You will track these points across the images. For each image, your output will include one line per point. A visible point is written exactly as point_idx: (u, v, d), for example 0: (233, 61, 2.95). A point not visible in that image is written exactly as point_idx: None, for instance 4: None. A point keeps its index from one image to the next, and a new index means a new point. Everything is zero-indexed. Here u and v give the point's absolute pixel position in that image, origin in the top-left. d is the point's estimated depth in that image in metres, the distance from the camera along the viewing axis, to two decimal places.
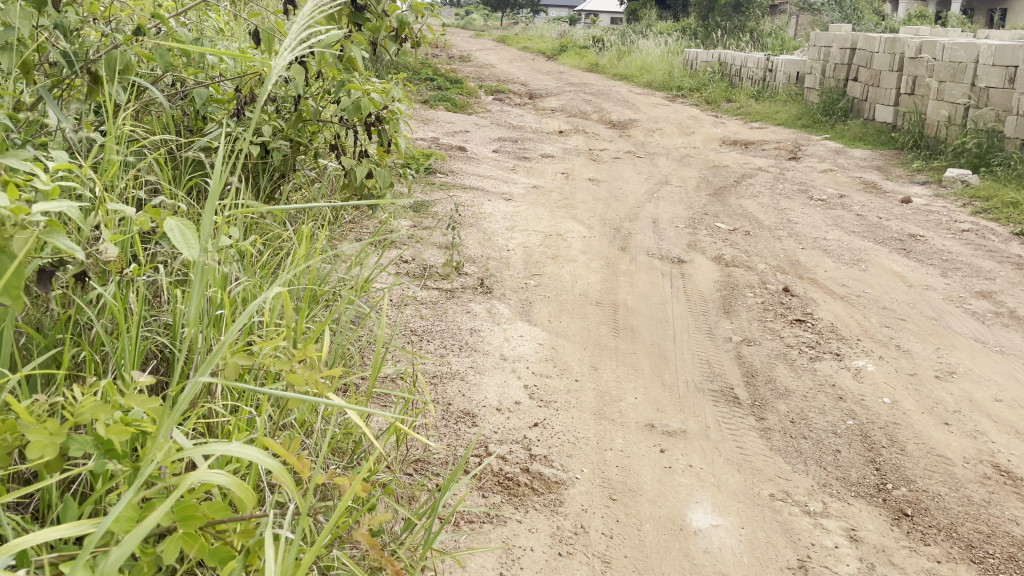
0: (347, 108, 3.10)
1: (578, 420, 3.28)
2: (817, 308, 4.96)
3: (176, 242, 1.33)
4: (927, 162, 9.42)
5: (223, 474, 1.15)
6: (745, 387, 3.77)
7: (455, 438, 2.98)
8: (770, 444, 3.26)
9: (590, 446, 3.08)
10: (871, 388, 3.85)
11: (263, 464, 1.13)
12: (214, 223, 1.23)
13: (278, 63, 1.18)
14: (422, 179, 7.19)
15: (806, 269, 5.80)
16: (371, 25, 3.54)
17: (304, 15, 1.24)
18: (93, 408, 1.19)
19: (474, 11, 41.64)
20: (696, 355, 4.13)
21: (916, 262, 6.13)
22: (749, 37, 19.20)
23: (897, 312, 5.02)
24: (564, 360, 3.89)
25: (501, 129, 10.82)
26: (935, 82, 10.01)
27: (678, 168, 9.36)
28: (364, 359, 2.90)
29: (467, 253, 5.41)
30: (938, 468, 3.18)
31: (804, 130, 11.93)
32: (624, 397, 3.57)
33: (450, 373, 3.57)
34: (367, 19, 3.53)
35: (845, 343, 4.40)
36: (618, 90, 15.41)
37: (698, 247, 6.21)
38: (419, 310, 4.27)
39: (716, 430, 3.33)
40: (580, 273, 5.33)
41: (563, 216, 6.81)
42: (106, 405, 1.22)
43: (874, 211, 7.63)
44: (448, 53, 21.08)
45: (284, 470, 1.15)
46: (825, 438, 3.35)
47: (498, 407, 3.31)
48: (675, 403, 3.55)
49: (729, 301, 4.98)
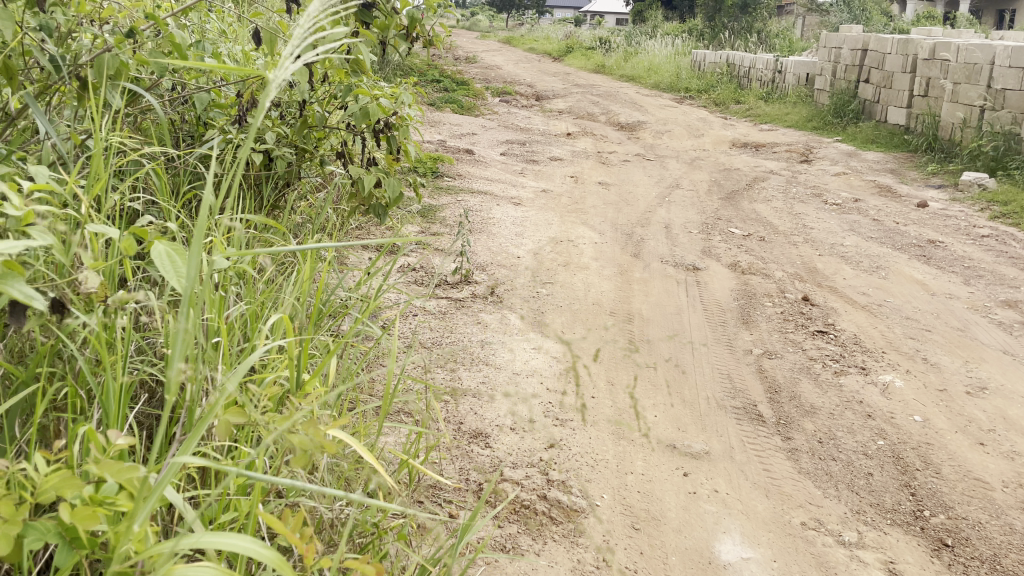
0: (354, 113, 2.91)
1: (596, 441, 3.12)
2: (839, 318, 4.80)
3: (163, 269, 1.18)
4: (942, 165, 9.24)
5: (211, 568, 1.07)
6: (769, 404, 3.61)
7: (469, 462, 2.83)
8: (799, 467, 3.10)
9: (609, 469, 2.93)
10: (900, 405, 3.69)
11: (261, 560, 1.03)
12: (202, 258, 1.05)
13: (278, 74, 1.01)
14: (429, 184, 7.06)
15: (825, 277, 5.63)
16: (380, 23, 3.38)
17: (312, 12, 1.08)
18: (59, 484, 1.08)
19: (479, 12, 41.57)
20: (716, 369, 3.96)
21: (937, 269, 5.96)
22: (757, 37, 19.00)
23: (921, 322, 4.85)
24: (580, 375, 3.73)
25: (508, 131, 10.67)
26: (949, 83, 9.81)
27: (688, 171, 9.19)
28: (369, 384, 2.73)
29: (476, 260, 5.27)
30: (977, 493, 3.02)
31: (815, 132, 11.75)
32: (643, 415, 3.41)
33: (462, 390, 3.42)
34: (375, 17, 3.38)
35: (870, 357, 4.23)
36: (625, 92, 15.24)
37: (713, 254, 6.04)
38: (427, 322, 4.14)
39: (741, 451, 3.18)
40: (593, 281, 5.17)
41: (573, 221, 6.67)
42: (75, 479, 1.10)
43: (891, 216, 7.46)
44: (454, 54, 20.97)
45: (282, 562, 1.05)
46: (855, 460, 3.19)
47: (512, 427, 3.16)
48: (697, 422, 3.39)
49: (747, 311, 4.82)
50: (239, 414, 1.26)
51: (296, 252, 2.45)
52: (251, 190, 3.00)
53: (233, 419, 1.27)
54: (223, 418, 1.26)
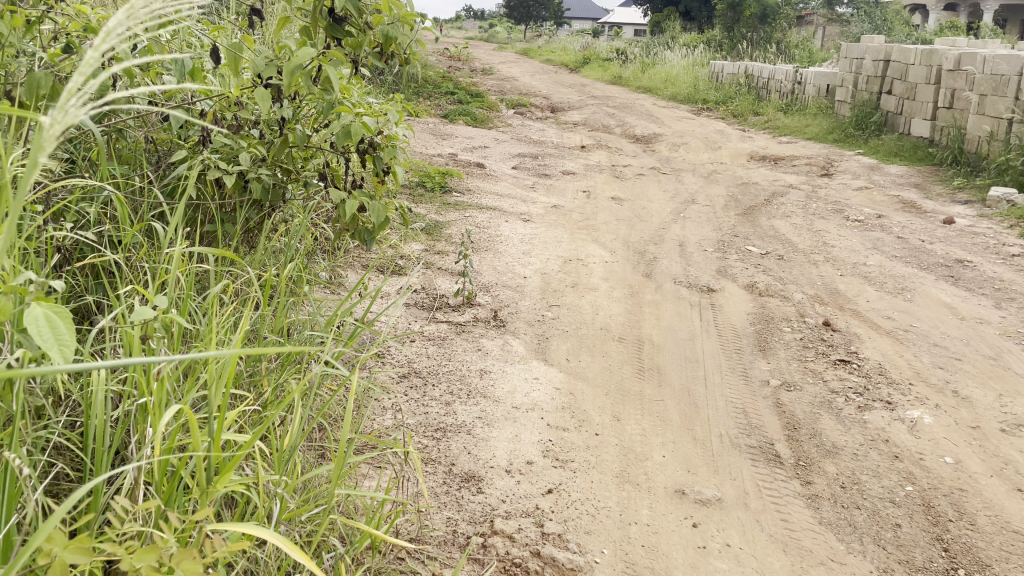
0: (336, 133, 2.72)
1: (597, 485, 2.90)
2: (862, 346, 4.52)
3: (40, 336, 1.07)
4: (969, 180, 8.94)
5: None
6: (787, 443, 3.36)
7: (457, 509, 2.63)
8: (820, 516, 2.85)
9: (611, 518, 2.70)
10: (930, 445, 3.41)
11: None
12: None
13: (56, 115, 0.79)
14: (435, 201, 6.88)
15: (847, 299, 5.35)
16: (353, 40, 2.87)
17: (114, 23, 0.82)
18: None
19: (498, 23, 41.57)
20: (730, 403, 3.70)
21: (966, 291, 5.65)
22: (777, 48, 18.57)
23: (950, 350, 4.56)
24: (584, 410, 3.49)
25: (521, 144, 10.47)
26: (976, 95, 9.43)
27: (705, 185, 8.94)
28: (336, 431, 2.53)
29: (481, 280, 5.07)
30: (1016, 548, 2.74)
31: (836, 145, 11.45)
32: (651, 454, 3.17)
33: (456, 427, 3.21)
34: (347, 33, 2.87)
35: (896, 390, 3.95)
36: (642, 103, 15.00)
37: (729, 274, 5.78)
38: (424, 349, 3.93)
39: (756, 497, 2.93)
40: (602, 303, 4.94)
41: (584, 238, 6.44)
42: None
43: (916, 233, 7.16)
44: (471, 66, 20.81)
45: None
46: (881, 509, 2.92)
47: (507, 469, 2.94)
48: (708, 463, 3.14)
49: (764, 338, 4.55)
50: (79, 549, 1.16)
51: (259, 295, 2.30)
52: (226, 216, 2.88)
53: (72, 557, 1.16)
54: (61, 557, 1.15)
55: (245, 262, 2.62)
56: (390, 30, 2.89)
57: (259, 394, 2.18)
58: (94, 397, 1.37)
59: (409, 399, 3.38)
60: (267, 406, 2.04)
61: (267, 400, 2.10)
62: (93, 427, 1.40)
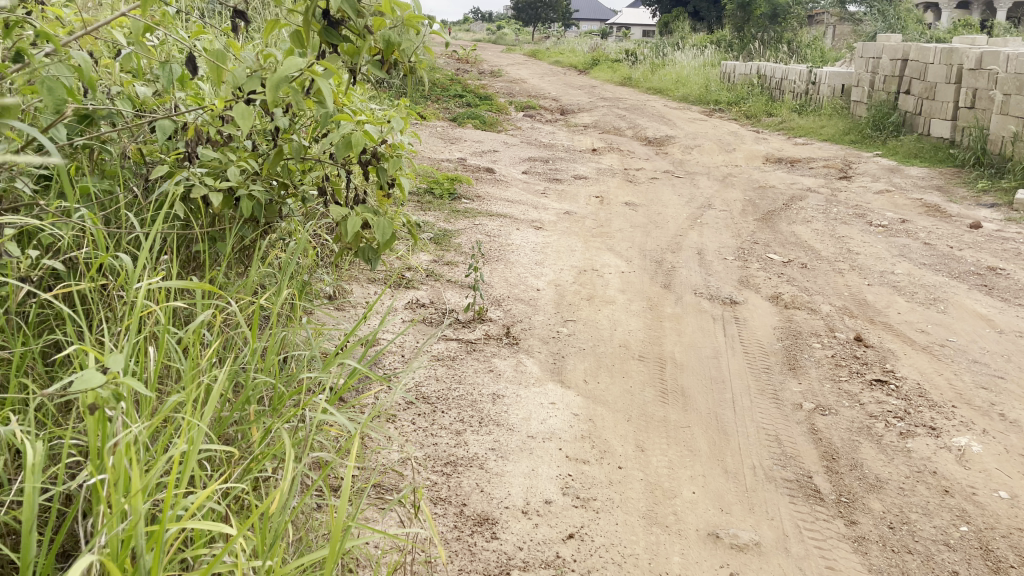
0: (335, 145, 2.49)
1: (623, 527, 2.65)
2: (898, 364, 4.24)
3: None
4: (994, 182, 8.63)
5: None
6: (826, 475, 3.10)
7: (470, 561, 2.41)
8: (869, 563, 2.59)
9: (639, 568, 2.47)
10: (982, 477, 3.14)
11: None
12: None
13: None
14: (443, 208, 6.65)
15: (877, 311, 5.07)
16: (349, 47, 2.62)
17: None
18: None
19: (504, 24, 41.37)
20: (763, 429, 3.44)
21: (1002, 301, 5.36)
22: (788, 48, 18.23)
23: (991, 367, 4.27)
24: (605, 440, 3.23)
25: (532, 147, 10.23)
26: (999, 95, 9.06)
27: (721, 189, 8.66)
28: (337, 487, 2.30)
29: (492, 294, 4.82)
30: None
31: (852, 147, 11.15)
32: (680, 491, 2.92)
33: (467, 460, 2.96)
34: (343, 38, 2.62)
35: (939, 413, 3.67)
36: (653, 104, 14.71)
37: (752, 284, 5.51)
38: (433, 370, 3.69)
39: (797, 541, 2.68)
40: (619, 317, 4.69)
41: (598, 247, 6.19)
42: None
43: (943, 239, 6.86)
44: (479, 68, 20.57)
45: None
46: (935, 554, 2.66)
47: (524, 509, 2.70)
48: (742, 500, 2.88)
49: (792, 355, 4.28)
50: None
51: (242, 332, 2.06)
52: (212, 234, 2.66)
53: None
54: None
55: (232, 293, 2.40)
56: (393, 34, 2.63)
57: (245, 444, 1.96)
58: (29, 484, 1.19)
59: (417, 429, 3.14)
60: (253, 462, 1.83)
61: (255, 452, 1.87)
62: (28, 518, 1.20)
